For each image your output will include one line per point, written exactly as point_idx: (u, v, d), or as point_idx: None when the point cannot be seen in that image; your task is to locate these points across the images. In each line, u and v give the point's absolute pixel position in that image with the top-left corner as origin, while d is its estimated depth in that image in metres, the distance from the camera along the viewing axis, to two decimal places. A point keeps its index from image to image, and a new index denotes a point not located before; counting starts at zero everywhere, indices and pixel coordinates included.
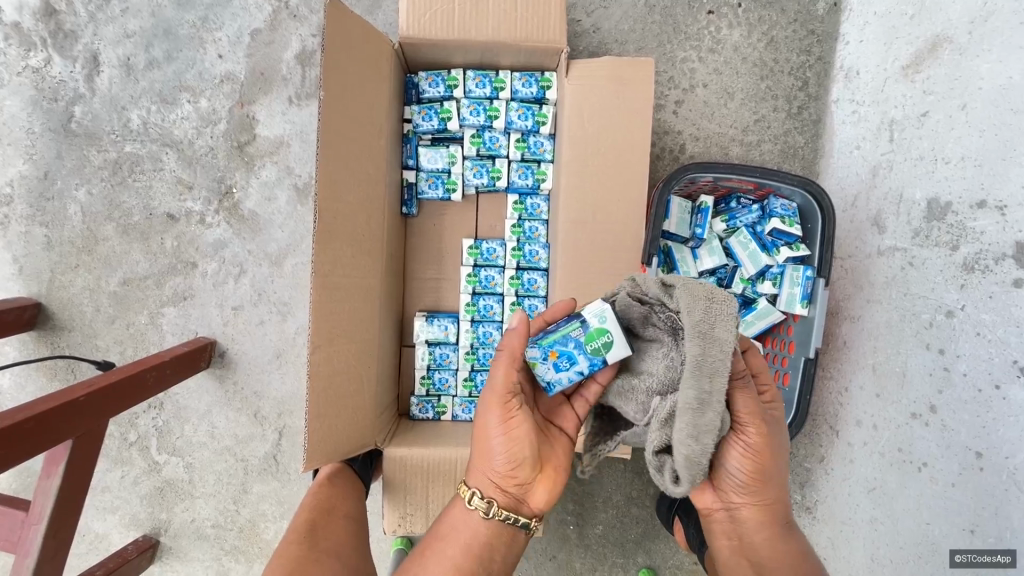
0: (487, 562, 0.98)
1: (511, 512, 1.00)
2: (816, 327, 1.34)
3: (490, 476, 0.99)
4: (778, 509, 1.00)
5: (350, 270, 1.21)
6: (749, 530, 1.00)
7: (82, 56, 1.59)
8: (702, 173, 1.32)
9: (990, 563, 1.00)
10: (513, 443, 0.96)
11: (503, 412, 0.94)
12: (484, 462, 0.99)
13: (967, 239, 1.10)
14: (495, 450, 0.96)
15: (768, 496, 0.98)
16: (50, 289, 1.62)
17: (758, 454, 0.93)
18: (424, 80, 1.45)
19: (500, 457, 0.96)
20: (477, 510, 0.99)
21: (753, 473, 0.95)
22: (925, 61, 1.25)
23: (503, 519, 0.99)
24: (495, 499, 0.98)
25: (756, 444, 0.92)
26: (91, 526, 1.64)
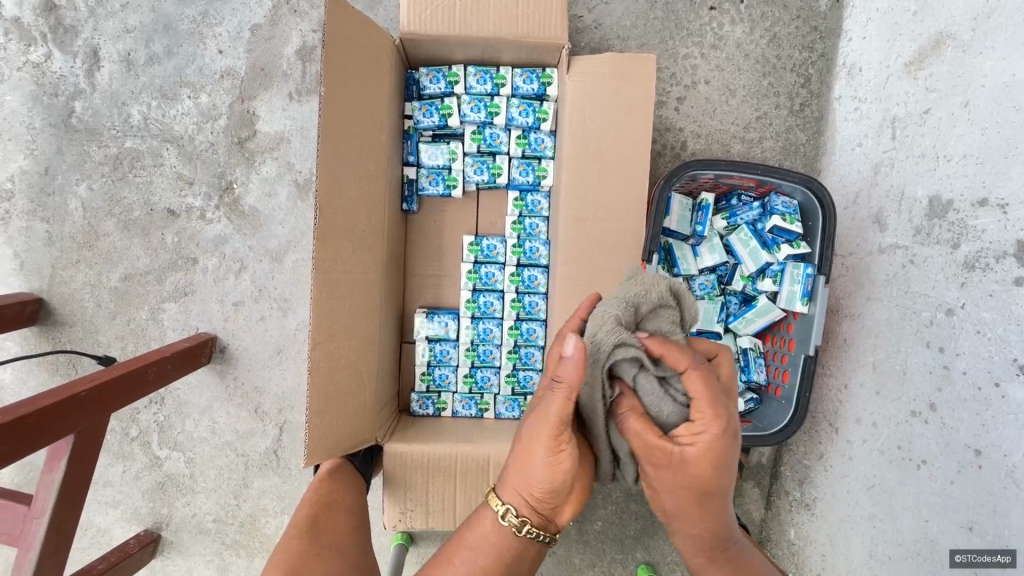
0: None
1: (543, 530, 0.90)
2: (816, 324, 1.33)
3: (527, 494, 0.89)
4: (711, 536, 0.92)
5: (350, 265, 1.21)
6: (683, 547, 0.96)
7: (82, 51, 1.59)
8: (702, 170, 1.32)
9: (990, 563, 1.01)
10: (555, 470, 0.86)
11: (552, 439, 0.84)
12: (520, 481, 0.89)
13: (967, 237, 1.10)
14: (535, 472, 0.87)
15: (692, 524, 0.91)
16: (51, 285, 1.62)
17: (659, 487, 0.88)
18: (425, 75, 1.45)
19: (539, 480, 0.87)
20: (507, 528, 0.90)
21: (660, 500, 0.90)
22: (928, 58, 1.25)
23: (533, 538, 0.90)
24: (529, 519, 0.89)
25: (650, 479, 0.87)
26: (92, 520, 1.65)
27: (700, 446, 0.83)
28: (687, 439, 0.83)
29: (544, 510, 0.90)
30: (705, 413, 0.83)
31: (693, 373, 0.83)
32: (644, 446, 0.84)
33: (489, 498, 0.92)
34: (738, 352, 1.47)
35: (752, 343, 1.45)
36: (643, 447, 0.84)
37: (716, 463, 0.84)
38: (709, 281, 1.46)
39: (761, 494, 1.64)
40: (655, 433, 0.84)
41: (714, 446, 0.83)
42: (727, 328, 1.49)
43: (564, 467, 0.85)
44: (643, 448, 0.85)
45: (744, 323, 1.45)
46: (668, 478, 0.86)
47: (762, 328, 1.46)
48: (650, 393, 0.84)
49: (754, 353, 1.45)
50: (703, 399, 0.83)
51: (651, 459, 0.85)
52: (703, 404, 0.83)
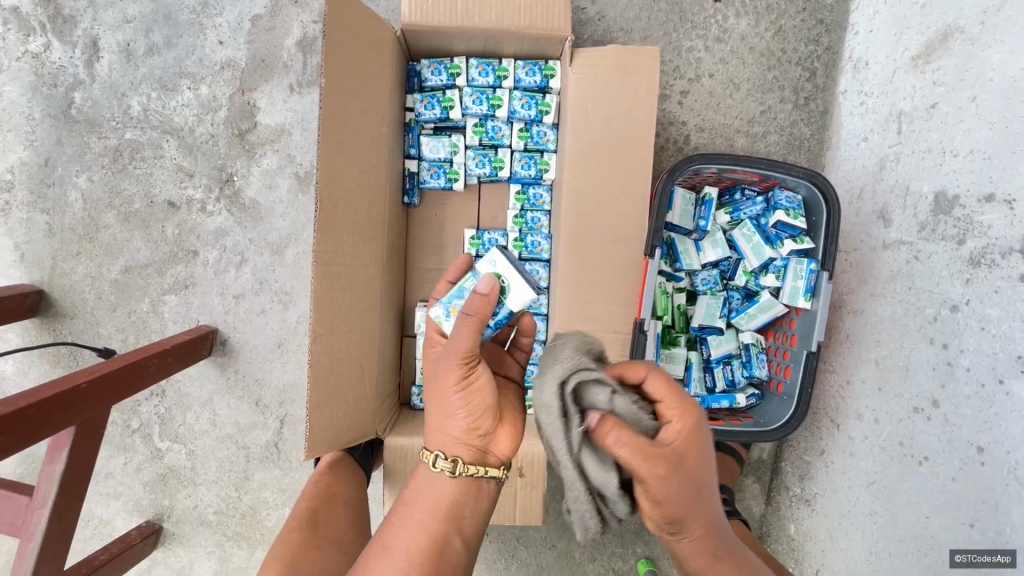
0: (457, 522, 0.91)
1: (478, 466, 0.93)
2: (818, 320, 1.32)
3: (452, 435, 0.92)
4: (715, 535, 0.87)
5: (351, 258, 1.20)
6: (687, 557, 0.89)
7: (81, 41, 1.58)
8: (706, 164, 1.30)
9: (990, 563, 1.00)
10: (470, 398, 0.89)
11: (461, 369, 0.88)
12: (444, 424, 0.92)
13: (973, 233, 1.09)
14: (454, 407, 0.90)
15: (697, 530, 0.85)
16: (52, 277, 1.62)
17: (666, 503, 0.79)
18: (426, 67, 1.44)
19: (460, 413, 0.90)
20: (442, 472, 0.91)
21: (669, 517, 0.81)
22: (935, 52, 1.23)
23: (471, 475, 0.92)
24: (460, 457, 0.91)
25: (659, 497, 0.78)
26: (94, 511, 1.66)
27: (684, 442, 0.80)
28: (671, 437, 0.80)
29: (474, 442, 0.92)
30: (675, 408, 0.82)
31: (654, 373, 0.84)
32: (646, 460, 0.76)
33: (423, 454, 0.94)
34: (740, 347, 1.48)
35: (754, 339, 1.45)
36: (644, 461, 0.76)
37: (701, 455, 0.81)
38: (711, 276, 1.47)
39: (761, 489, 1.64)
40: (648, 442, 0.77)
41: (696, 434, 0.82)
42: (729, 323, 1.49)
43: (480, 392, 0.90)
44: (647, 462, 0.76)
45: (746, 319, 1.45)
46: (675, 489, 0.78)
47: (764, 323, 1.45)
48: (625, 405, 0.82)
49: (755, 348, 1.45)
50: (670, 395, 0.83)
51: (654, 472, 0.76)
52: (672, 399, 0.82)
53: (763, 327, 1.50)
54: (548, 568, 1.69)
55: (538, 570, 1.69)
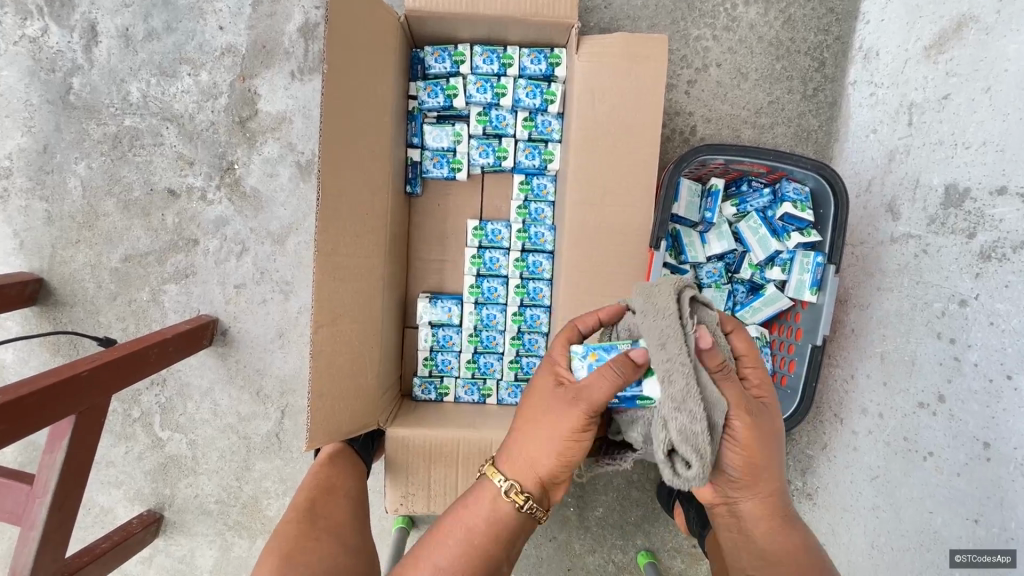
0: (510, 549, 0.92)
1: (540, 507, 0.93)
2: (824, 314, 1.30)
3: (533, 470, 0.90)
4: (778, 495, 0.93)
5: (353, 248, 1.19)
6: (752, 518, 0.93)
7: (80, 26, 1.55)
8: (713, 155, 1.29)
9: (990, 563, 1.00)
10: (570, 449, 0.88)
11: (583, 420, 0.85)
12: (533, 460, 0.90)
13: (984, 226, 1.08)
14: (553, 448, 0.88)
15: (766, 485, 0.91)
16: (52, 265, 1.60)
17: (748, 443, 0.86)
18: (430, 55, 1.42)
19: (554, 458, 0.89)
20: (508, 503, 0.91)
21: (748, 460, 0.87)
22: (949, 42, 1.21)
23: (531, 514, 0.92)
24: (532, 493, 0.91)
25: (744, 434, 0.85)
26: (96, 499, 1.66)
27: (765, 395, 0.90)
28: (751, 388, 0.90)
29: (547, 485, 0.92)
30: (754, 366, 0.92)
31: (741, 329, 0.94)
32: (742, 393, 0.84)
33: (491, 472, 0.93)
34: None
35: (759, 333, 1.42)
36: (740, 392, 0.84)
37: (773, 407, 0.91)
38: (717, 269, 1.44)
39: None
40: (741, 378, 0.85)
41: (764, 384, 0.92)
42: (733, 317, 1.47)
43: (581, 450, 0.88)
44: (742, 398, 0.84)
45: (751, 312, 1.43)
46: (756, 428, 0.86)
47: (769, 317, 1.43)
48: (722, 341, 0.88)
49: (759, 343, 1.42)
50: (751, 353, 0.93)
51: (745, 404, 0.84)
52: (752, 356, 0.92)
53: (767, 321, 1.48)
54: (548, 559, 1.69)
55: (538, 561, 1.69)
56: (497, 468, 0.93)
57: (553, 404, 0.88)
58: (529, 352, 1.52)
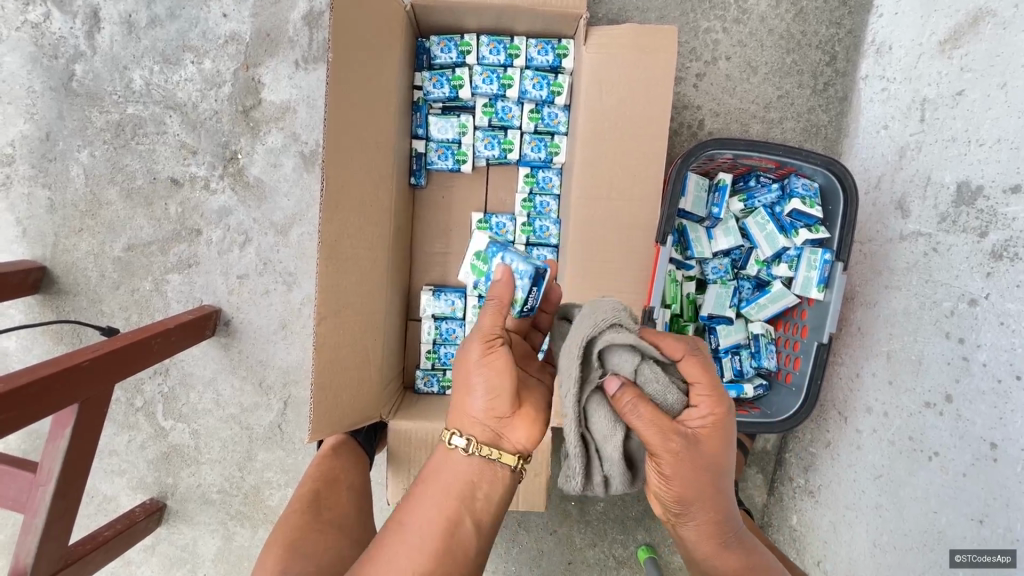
0: (470, 503, 0.90)
1: (492, 448, 0.92)
2: (831, 312, 1.29)
3: (470, 415, 0.92)
4: (723, 518, 0.92)
5: (357, 240, 1.18)
6: (693, 538, 0.94)
7: (82, 12, 1.54)
8: (721, 150, 1.27)
9: (990, 563, 1.00)
10: (489, 379, 0.89)
11: (482, 345, 0.89)
12: (468, 405, 0.92)
13: (996, 225, 1.06)
14: (475, 385, 0.90)
15: (707, 513, 0.89)
16: (55, 253, 1.60)
17: (677, 481, 0.84)
18: (435, 45, 1.40)
19: (480, 393, 0.90)
20: (458, 450, 0.92)
21: (679, 493, 0.86)
22: (964, 36, 1.19)
23: (484, 456, 0.92)
24: (475, 437, 0.92)
25: (672, 473, 0.83)
26: (99, 487, 1.66)
27: (710, 428, 0.83)
28: (696, 421, 0.83)
29: (491, 425, 0.92)
30: (705, 396, 0.84)
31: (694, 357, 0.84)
32: (663, 437, 0.80)
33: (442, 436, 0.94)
34: (750, 338, 1.44)
35: (764, 329, 1.42)
36: (661, 436, 0.80)
37: (725, 442, 0.84)
38: (722, 265, 1.43)
39: (763, 480, 1.63)
40: (668, 420, 0.80)
41: (720, 422, 0.84)
42: (739, 314, 1.46)
43: (501, 375, 0.89)
44: (665, 439, 0.80)
45: (755, 309, 1.42)
46: (687, 468, 0.83)
47: (774, 314, 1.42)
48: (649, 378, 0.83)
49: (765, 340, 1.41)
50: (705, 378, 0.84)
51: (671, 448, 0.80)
52: (706, 383, 0.84)
53: (773, 319, 1.47)
54: (548, 553, 1.69)
55: (538, 555, 1.69)
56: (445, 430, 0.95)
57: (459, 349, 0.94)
58: None
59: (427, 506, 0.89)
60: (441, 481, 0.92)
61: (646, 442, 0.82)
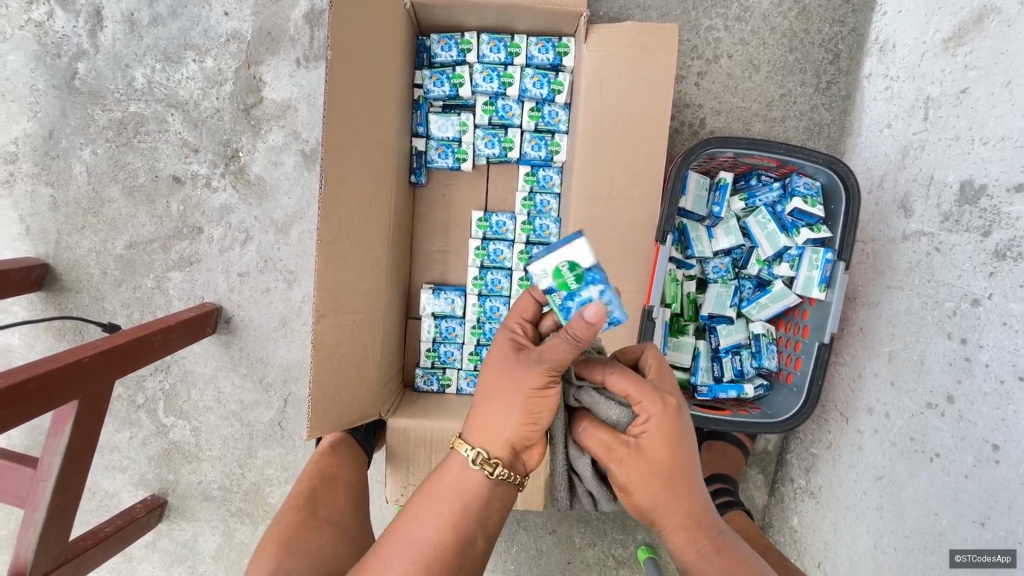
0: (484, 519, 0.81)
1: (510, 471, 0.82)
2: (832, 312, 1.28)
3: (501, 435, 0.82)
4: (700, 523, 0.82)
5: (356, 238, 1.19)
6: (678, 554, 0.84)
7: (85, 10, 1.54)
8: (723, 148, 1.26)
9: (990, 563, 0.99)
10: (536, 410, 0.81)
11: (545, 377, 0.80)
12: (496, 419, 0.82)
13: (1000, 224, 1.05)
14: (517, 409, 0.81)
15: (676, 519, 0.81)
16: (58, 250, 1.61)
17: (636, 494, 0.81)
18: (436, 43, 1.40)
19: (519, 415, 0.81)
20: (477, 470, 0.81)
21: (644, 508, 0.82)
22: (968, 34, 1.18)
23: (504, 479, 0.82)
24: (500, 460, 0.81)
25: (626, 484, 0.81)
26: (100, 483, 1.67)
27: (650, 434, 0.80)
28: (638, 429, 0.81)
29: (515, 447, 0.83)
30: (643, 403, 0.81)
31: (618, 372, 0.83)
32: (605, 448, 0.82)
33: (455, 443, 0.83)
34: (751, 337, 1.44)
35: (764, 329, 1.41)
36: (600, 447, 0.83)
37: (671, 444, 0.80)
38: (723, 264, 1.42)
39: (764, 480, 1.63)
40: (608, 432, 0.82)
41: (666, 426, 0.80)
42: (739, 313, 1.45)
43: (550, 408, 0.81)
44: (605, 450, 0.82)
45: (756, 309, 1.41)
46: (637, 476, 0.80)
47: (775, 313, 1.41)
48: (590, 399, 0.86)
49: (766, 339, 1.41)
50: (637, 387, 0.82)
51: (614, 458, 0.81)
52: (638, 391, 0.82)
53: (774, 318, 1.46)
54: (547, 552, 1.69)
55: (538, 554, 1.69)
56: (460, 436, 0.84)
57: (512, 367, 0.83)
58: None
59: (430, 525, 0.79)
60: (447, 498, 0.80)
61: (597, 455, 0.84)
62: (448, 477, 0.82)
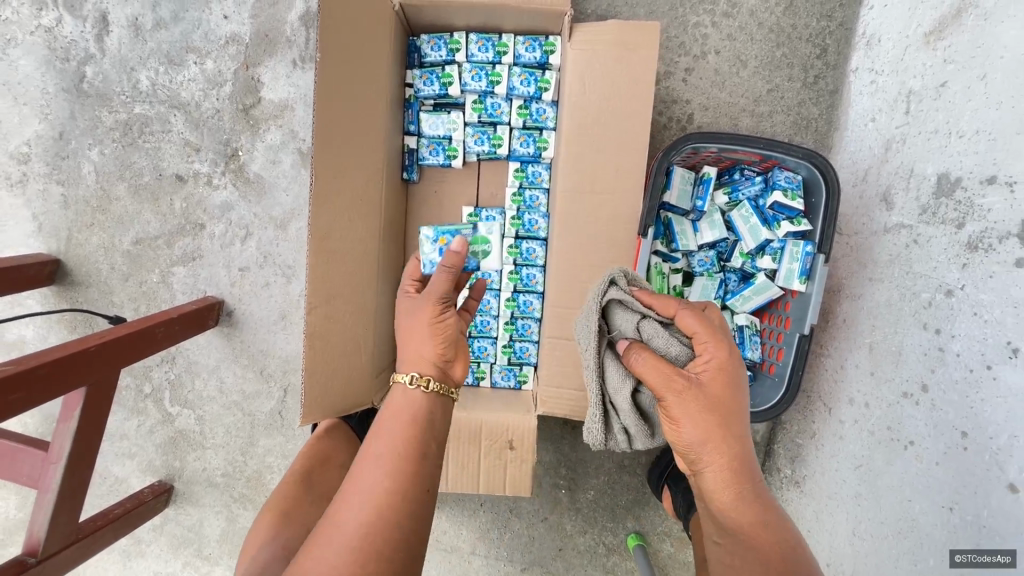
0: (430, 423, 0.92)
1: (440, 382, 0.96)
2: (812, 303, 1.31)
3: (420, 359, 0.96)
4: (741, 465, 0.88)
5: (346, 233, 1.23)
6: (709, 487, 0.89)
7: (92, 16, 1.61)
8: (705, 143, 1.29)
9: (990, 563, 0.96)
10: (442, 329, 0.99)
11: (435, 306, 0.99)
12: (413, 349, 0.98)
13: (973, 216, 1.07)
14: (425, 334, 0.98)
15: (720, 455, 0.88)
16: (68, 247, 1.68)
17: (683, 421, 0.87)
18: (426, 43, 1.44)
19: (428, 337, 0.98)
20: (415, 389, 0.93)
21: (688, 437, 0.88)
22: (947, 28, 1.19)
23: (438, 391, 0.94)
24: (428, 376, 0.95)
25: (678, 412, 0.88)
26: (111, 469, 1.75)
27: (710, 370, 0.89)
28: (699, 366, 0.90)
29: (439, 365, 0.98)
30: (707, 343, 0.90)
31: (686, 310, 0.92)
32: (666, 379, 0.88)
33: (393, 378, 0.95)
34: (734, 329, 1.45)
35: (748, 321, 1.43)
36: (657, 376, 0.88)
37: (728, 384, 0.88)
38: (708, 257, 1.45)
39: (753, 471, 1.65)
40: (667, 364, 0.88)
41: (726, 368, 0.89)
42: (724, 305, 1.48)
43: (451, 325, 1.00)
44: (662, 379, 0.88)
45: (740, 301, 1.43)
46: (692, 408, 0.87)
47: (759, 306, 1.43)
48: (652, 333, 0.96)
49: (749, 331, 1.42)
50: (704, 328, 0.90)
51: (674, 388, 0.87)
52: (705, 331, 0.90)
53: (759, 310, 1.48)
54: (539, 539, 1.73)
55: (530, 541, 1.74)
56: (395, 374, 0.97)
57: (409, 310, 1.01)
58: (522, 338, 1.58)
59: (383, 447, 0.85)
60: (398, 424, 0.89)
61: (651, 385, 0.90)
62: (397, 401, 0.94)
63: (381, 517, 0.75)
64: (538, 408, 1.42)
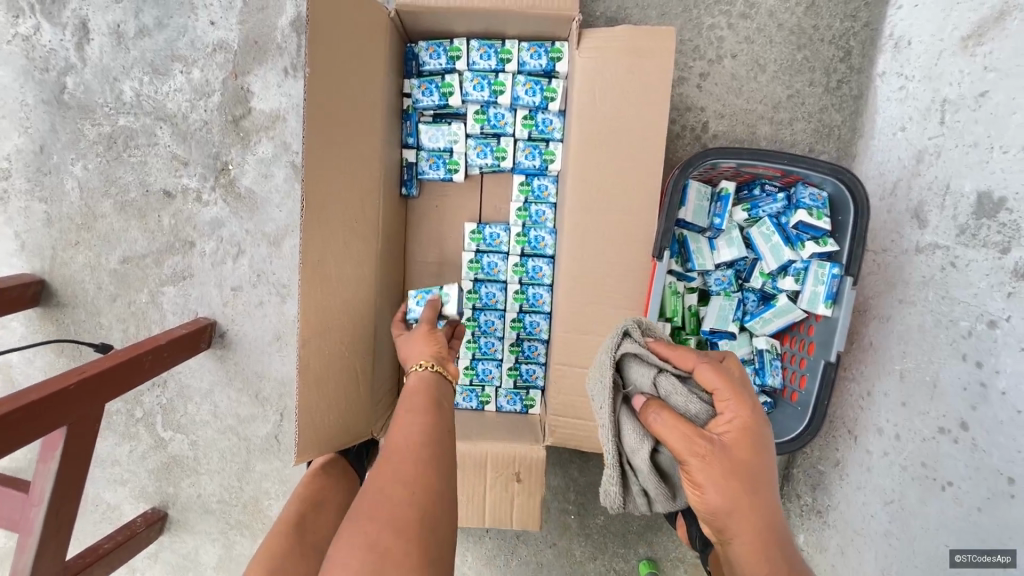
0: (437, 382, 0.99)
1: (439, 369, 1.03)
2: (839, 328, 1.22)
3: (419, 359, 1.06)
4: (773, 535, 0.78)
5: (341, 258, 1.16)
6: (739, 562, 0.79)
7: (71, 23, 1.52)
8: (723, 159, 1.20)
9: (991, 563, 0.97)
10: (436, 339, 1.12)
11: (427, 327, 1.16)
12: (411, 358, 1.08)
13: (1019, 241, 0.98)
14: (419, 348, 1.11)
15: (750, 525, 0.78)
16: (53, 266, 1.61)
17: (708, 488, 0.79)
18: (424, 50, 1.35)
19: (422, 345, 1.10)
20: (424, 371, 1.00)
21: (714, 505, 0.79)
22: (988, 33, 1.10)
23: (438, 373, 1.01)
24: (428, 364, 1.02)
25: (702, 477, 0.80)
26: (103, 496, 1.69)
27: (734, 431, 0.82)
28: (722, 426, 0.83)
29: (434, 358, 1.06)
30: (728, 401, 0.84)
31: (705, 363, 0.87)
32: (688, 442, 0.81)
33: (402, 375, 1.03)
34: (754, 353, 1.38)
35: (769, 344, 1.35)
36: (680, 439, 0.81)
37: (754, 446, 0.81)
38: (726, 277, 1.36)
39: None
40: (689, 424, 0.82)
41: (749, 428, 0.82)
42: (742, 327, 1.39)
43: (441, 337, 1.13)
44: (685, 442, 0.81)
45: (761, 323, 1.35)
46: (716, 473, 0.79)
47: (780, 328, 1.36)
48: (669, 389, 0.89)
49: (770, 355, 1.35)
50: (726, 384, 0.84)
51: (696, 451, 0.80)
52: (727, 388, 0.84)
53: (779, 332, 1.40)
54: (548, 566, 1.67)
55: (538, 568, 1.67)
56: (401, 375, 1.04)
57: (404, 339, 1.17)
58: (528, 359, 1.50)
59: (408, 404, 0.90)
60: (411, 392, 0.95)
61: (671, 447, 0.83)
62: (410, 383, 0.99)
63: (425, 441, 0.81)
64: (546, 437, 1.33)
